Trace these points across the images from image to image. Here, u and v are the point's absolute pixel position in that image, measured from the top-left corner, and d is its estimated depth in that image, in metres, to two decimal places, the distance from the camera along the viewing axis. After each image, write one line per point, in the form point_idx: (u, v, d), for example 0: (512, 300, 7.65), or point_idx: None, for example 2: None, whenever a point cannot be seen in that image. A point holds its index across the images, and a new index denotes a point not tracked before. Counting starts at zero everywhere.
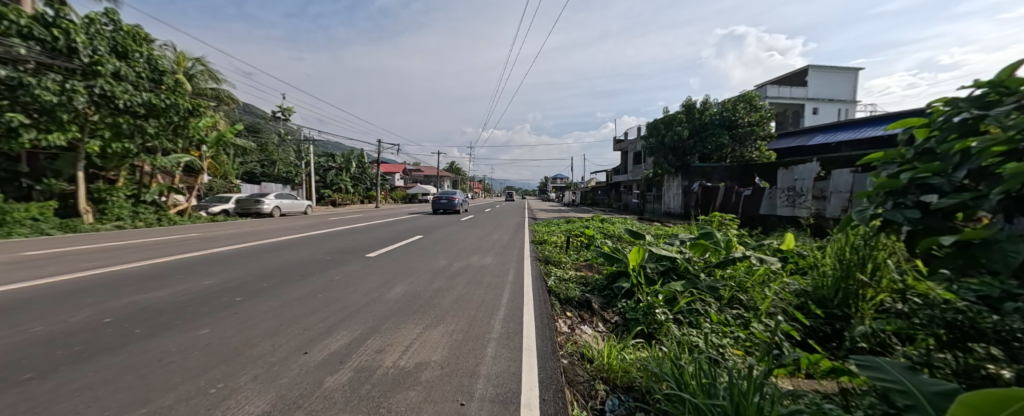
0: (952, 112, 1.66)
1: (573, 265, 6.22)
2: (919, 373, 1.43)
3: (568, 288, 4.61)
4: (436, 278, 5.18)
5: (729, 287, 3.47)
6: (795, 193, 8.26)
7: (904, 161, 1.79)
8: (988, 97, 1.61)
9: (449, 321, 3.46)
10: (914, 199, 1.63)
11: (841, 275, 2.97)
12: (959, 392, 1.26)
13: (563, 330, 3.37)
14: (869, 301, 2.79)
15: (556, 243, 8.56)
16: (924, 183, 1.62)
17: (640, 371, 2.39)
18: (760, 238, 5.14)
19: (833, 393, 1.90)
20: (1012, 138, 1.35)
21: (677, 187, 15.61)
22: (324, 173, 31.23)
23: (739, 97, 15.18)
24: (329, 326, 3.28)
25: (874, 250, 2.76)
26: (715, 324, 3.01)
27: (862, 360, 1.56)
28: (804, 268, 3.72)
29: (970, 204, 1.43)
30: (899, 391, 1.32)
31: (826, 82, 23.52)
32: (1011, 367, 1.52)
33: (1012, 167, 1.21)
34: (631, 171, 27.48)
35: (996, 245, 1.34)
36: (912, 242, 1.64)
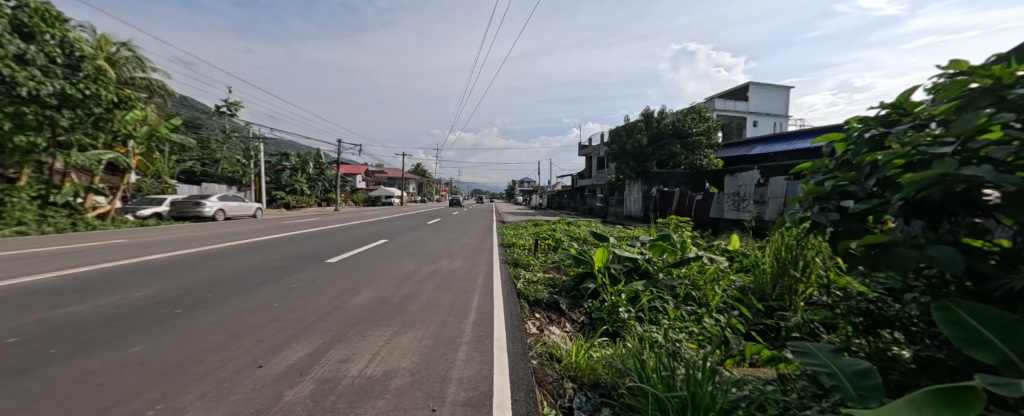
0: (863, 129, 1.93)
1: (541, 268, 6.34)
2: (841, 356, 1.63)
3: (537, 290, 4.71)
4: (403, 283, 5.11)
5: (684, 286, 3.71)
6: (740, 198, 8.90)
7: (828, 170, 2.05)
8: (891, 117, 1.89)
9: (418, 326, 3.43)
10: (836, 203, 1.87)
11: (777, 272, 3.31)
12: (873, 370, 1.47)
13: (532, 331, 3.45)
14: (800, 295, 3.10)
15: (524, 246, 8.68)
16: (843, 190, 1.86)
17: (605, 367, 2.51)
18: (710, 239, 5.53)
19: (773, 379, 2.10)
20: (909, 152, 1.60)
21: (637, 192, 16.32)
22: (278, 175, 29.49)
23: (691, 108, 16.10)
24: (288, 337, 3.15)
25: (805, 249, 3.09)
26: (673, 321, 3.21)
27: (796, 346, 1.76)
28: (748, 266, 4.08)
29: (878, 208, 1.67)
30: (827, 374, 1.51)
31: (766, 97, 25.66)
32: (909, 348, 1.77)
33: (907, 176, 1.43)
34: (594, 175, 28.32)
35: (897, 244, 1.58)
36: (834, 241, 1.87)
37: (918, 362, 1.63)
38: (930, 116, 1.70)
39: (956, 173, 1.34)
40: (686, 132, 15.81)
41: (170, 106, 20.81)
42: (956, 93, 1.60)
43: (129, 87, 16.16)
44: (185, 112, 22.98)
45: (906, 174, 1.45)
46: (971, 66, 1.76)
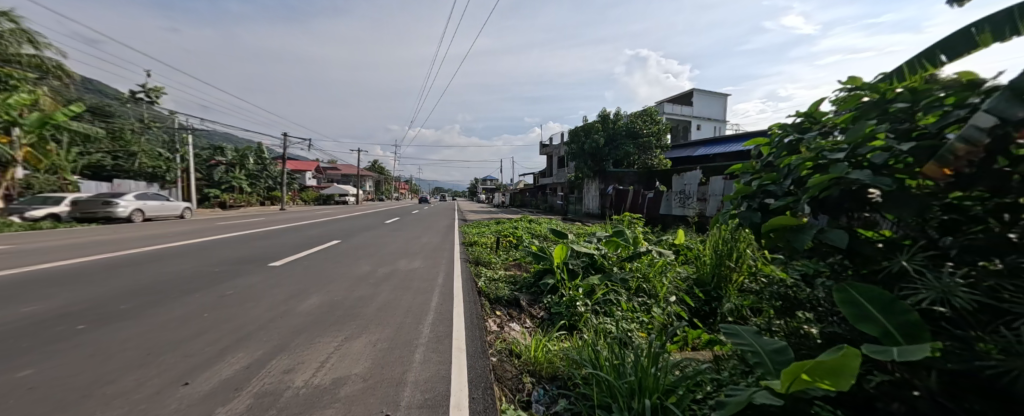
0: (782, 135, 2.19)
1: (502, 265, 6.40)
2: (762, 336, 1.84)
3: (498, 287, 4.75)
4: (357, 286, 4.94)
5: (636, 278, 3.92)
6: (685, 196, 9.50)
7: (755, 171, 2.29)
8: (804, 124, 2.17)
9: (374, 330, 3.34)
10: (759, 201, 2.11)
11: (715, 262, 3.61)
12: (787, 347, 1.67)
13: (492, 328, 3.49)
14: (734, 283, 3.43)
15: (486, 244, 8.70)
16: (765, 189, 2.10)
17: (562, 360, 2.61)
18: (660, 234, 5.89)
19: (710, 360, 2.30)
20: (816, 157, 1.84)
21: (595, 190, 16.91)
22: (216, 171, 27.07)
23: (643, 111, 16.88)
24: (222, 350, 2.92)
25: (738, 241, 3.43)
26: (625, 312, 3.40)
27: (727, 329, 1.95)
28: (691, 258, 4.40)
29: (792, 205, 1.90)
30: (751, 352, 1.70)
31: (709, 102, 27.62)
32: (817, 325, 2.01)
33: (809, 180, 1.67)
34: (554, 174, 28.90)
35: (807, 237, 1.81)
36: (758, 234, 2.10)
37: (824, 339, 1.86)
38: (833, 125, 1.99)
39: (846, 176, 1.59)
40: (638, 134, 16.59)
41: (75, 91, 18.31)
42: (853, 105, 1.90)
43: (18, 68, 14.03)
44: (90, 98, 20.17)
45: (809, 178, 1.69)
46: (863, 82, 2.10)
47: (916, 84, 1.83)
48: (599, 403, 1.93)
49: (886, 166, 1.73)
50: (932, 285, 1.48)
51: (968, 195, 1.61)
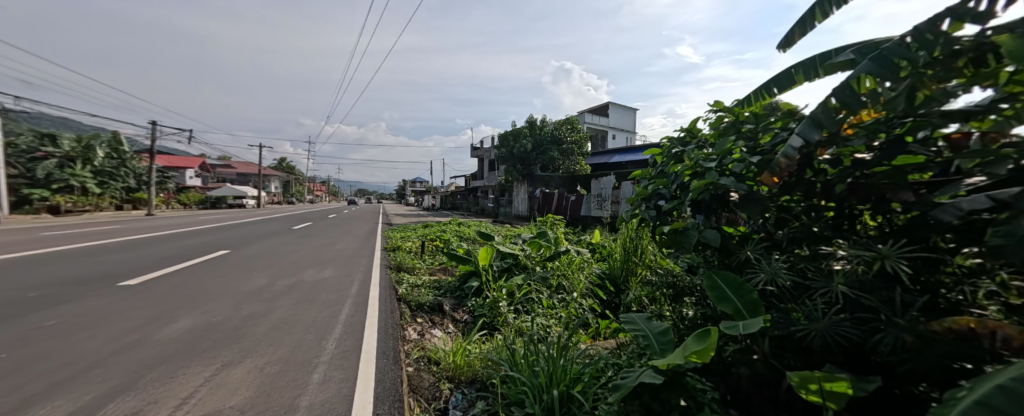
0: (670, 147, 2.67)
1: (427, 271, 6.22)
2: (651, 321, 2.12)
3: (421, 294, 4.63)
4: (247, 303, 4.37)
5: (557, 276, 4.10)
6: (602, 199, 10.19)
7: (651, 177, 2.78)
8: (686, 139, 2.69)
9: (263, 352, 2.99)
10: (654, 203, 2.57)
11: (624, 257, 3.97)
12: (669, 330, 1.95)
13: (412, 337, 3.38)
14: (637, 274, 3.83)
15: (409, 248, 8.39)
16: (658, 193, 2.59)
17: (482, 363, 2.60)
18: (579, 234, 6.25)
19: (615, 348, 2.56)
20: (694, 167, 2.31)
21: (524, 193, 17.36)
22: (54, 167, 21.63)
23: (566, 119, 17.77)
24: (27, 399, 2.26)
25: (641, 238, 3.86)
26: (545, 308, 3.57)
27: (626, 318, 2.18)
28: (604, 255, 4.75)
29: (679, 206, 2.38)
30: (642, 336, 1.94)
31: (625, 114, 30.16)
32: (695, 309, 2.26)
33: (691, 184, 2.12)
34: (485, 177, 29.01)
35: (687, 232, 2.27)
36: (654, 229, 2.56)
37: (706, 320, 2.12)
38: (706, 141, 2.54)
39: (716, 181, 2.05)
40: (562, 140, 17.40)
41: None
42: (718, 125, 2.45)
43: None
44: None
45: (691, 183, 2.15)
46: (723, 105, 2.71)
47: (758, 111, 2.43)
48: (514, 399, 1.99)
49: (741, 175, 2.20)
50: (767, 270, 1.90)
51: (792, 196, 2.15)
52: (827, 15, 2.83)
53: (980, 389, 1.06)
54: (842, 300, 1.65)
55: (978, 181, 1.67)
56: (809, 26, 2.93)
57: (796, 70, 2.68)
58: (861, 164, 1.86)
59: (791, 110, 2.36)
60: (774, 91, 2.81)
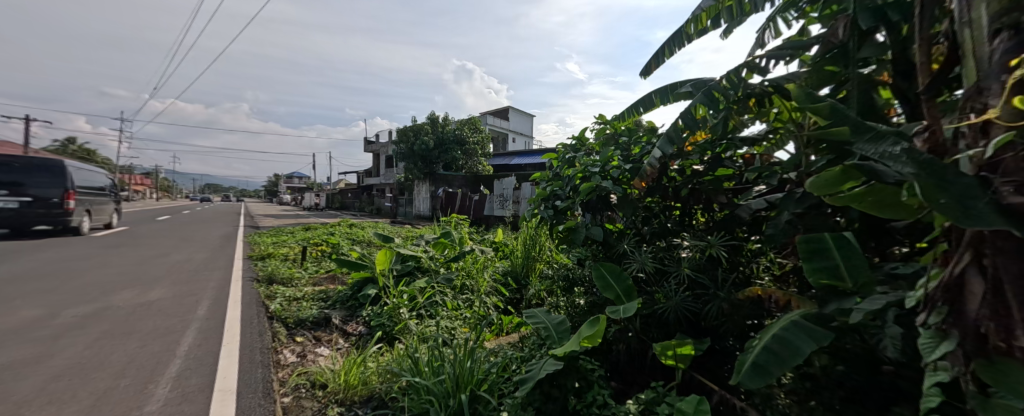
0: (563, 152, 2.94)
1: (310, 281, 5.54)
2: (550, 313, 2.30)
3: (302, 308, 4.14)
4: (30, 344, 3.25)
5: (461, 276, 4.12)
6: (504, 199, 10.54)
7: (549, 179, 3.05)
8: (577, 146, 3.02)
9: (41, 412, 2.21)
10: (552, 204, 2.81)
11: (525, 254, 4.19)
12: (566, 320, 2.14)
13: (288, 361, 2.99)
14: (536, 269, 4.09)
15: (290, 256, 7.38)
16: (554, 194, 2.85)
17: (380, 379, 2.46)
18: (482, 233, 6.36)
19: (517, 342, 2.71)
20: (584, 170, 2.62)
21: (426, 192, 16.79)
22: None
23: (468, 119, 17.82)
24: None
25: (540, 236, 4.14)
26: (449, 310, 3.55)
27: (530, 313, 2.32)
28: (506, 252, 4.94)
29: (572, 206, 2.67)
30: (544, 328, 2.10)
31: (525, 118, 31.68)
32: (585, 297, 2.55)
33: (580, 186, 2.41)
34: (383, 175, 27.26)
35: (578, 229, 2.55)
36: (552, 226, 2.79)
37: (594, 308, 2.42)
38: (592, 148, 2.91)
39: (599, 184, 2.37)
40: (464, 140, 17.38)
41: None
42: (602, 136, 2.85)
43: None
44: None
45: (581, 186, 2.46)
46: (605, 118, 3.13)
47: (630, 126, 2.88)
48: (418, 409, 1.94)
49: (619, 179, 2.52)
50: (637, 258, 2.25)
51: (655, 197, 2.55)
52: (674, 52, 3.40)
53: (765, 337, 1.43)
54: (686, 281, 2.05)
55: (762, 189, 2.31)
56: (660, 60, 3.51)
57: (655, 95, 3.17)
58: (696, 174, 2.37)
59: (653, 129, 2.86)
60: (640, 111, 3.29)
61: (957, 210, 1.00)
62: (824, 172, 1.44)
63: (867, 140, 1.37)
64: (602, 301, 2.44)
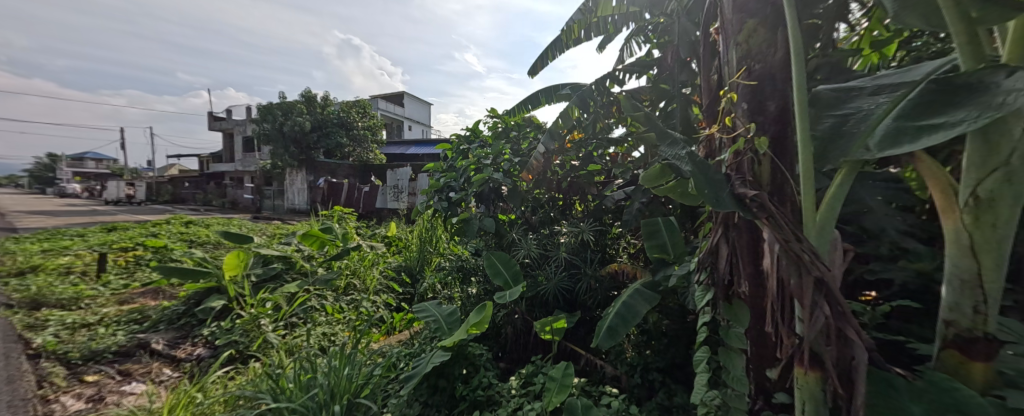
0: (458, 144, 2.97)
1: (114, 300, 4.30)
2: (440, 304, 2.31)
3: (98, 334, 3.20)
4: None
5: (344, 276, 3.82)
6: (399, 190, 9.43)
7: (443, 169, 3.03)
8: (469, 137, 3.05)
9: None
10: (445, 195, 2.84)
11: (419, 249, 4.09)
12: (456, 310, 2.19)
13: (72, 408, 2.27)
14: (431, 263, 3.98)
15: (78, 267, 5.46)
16: (446, 185, 2.85)
17: (221, 405, 2.06)
18: (371, 228, 5.93)
19: (404, 339, 2.67)
20: (477, 163, 2.70)
21: (301, 182, 14.64)
22: None
23: (356, 102, 15.79)
24: None
25: (435, 229, 4.10)
26: (330, 315, 3.28)
27: (419, 308, 2.31)
28: (399, 247, 4.74)
29: (466, 197, 2.72)
30: (433, 319, 2.14)
31: (421, 106, 30.10)
32: (472, 286, 2.68)
33: (472, 177, 2.51)
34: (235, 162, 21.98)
35: (471, 221, 2.63)
36: (445, 218, 2.82)
37: (485, 294, 2.59)
38: (484, 140, 3.00)
39: (490, 176, 2.51)
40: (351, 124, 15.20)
41: None
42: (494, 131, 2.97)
43: None
44: None
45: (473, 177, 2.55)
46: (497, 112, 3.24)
47: (520, 122, 3.04)
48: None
49: (510, 172, 2.66)
50: (525, 246, 2.42)
51: (542, 189, 2.77)
52: (556, 56, 3.68)
53: (615, 304, 1.63)
54: (564, 263, 2.30)
55: (620, 183, 2.55)
56: (544, 62, 3.75)
57: (541, 94, 3.40)
58: (575, 169, 2.67)
59: (539, 126, 3.06)
60: (529, 108, 3.48)
61: (700, 179, 1.04)
62: (655, 167, 1.27)
63: (668, 145, 1.25)
64: (493, 289, 2.58)
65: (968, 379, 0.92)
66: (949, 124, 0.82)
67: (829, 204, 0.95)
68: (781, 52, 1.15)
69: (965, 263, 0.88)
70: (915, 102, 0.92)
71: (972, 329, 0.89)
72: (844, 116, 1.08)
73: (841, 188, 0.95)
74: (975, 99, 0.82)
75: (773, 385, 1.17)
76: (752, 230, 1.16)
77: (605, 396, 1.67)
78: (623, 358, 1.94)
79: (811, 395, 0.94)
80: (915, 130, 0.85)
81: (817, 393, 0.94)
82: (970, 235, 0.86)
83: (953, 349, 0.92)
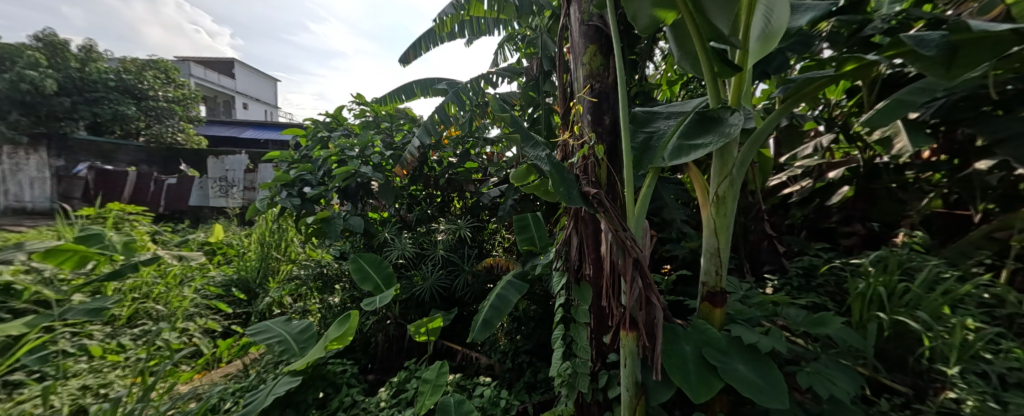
0: (316, 130, 2.76)
1: None
2: (288, 321, 2.12)
3: None
4: None
5: (128, 303, 2.83)
6: (228, 185, 7.01)
7: (292, 160, 2.71)
8: (331, 124, 2.84)
9: None
10: (296, 189, 2.48)
11: (260, 257, 3.45)
12: (309, 326, 2.07)
13: None
14: (279, 274, 3.45)
15: None
16: (301, 178, 2.50)
17: None
18: (183, 233, 4.66)
19: (238, 373, 2.27)
20: (338, 154, 2.46)
21: None
22: None
23: (152, 62, 11.69)
24: None
25: (284, 232, 3.53)
26: (98, 359, 2.35)
27: (256, 328, 2.00)
28: (230, 257, 3.92)
29: (325, 192, 2.45)
30: (279, 340, 1.91)
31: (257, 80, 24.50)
32: (330, 294, 2.46)
33: (334, 171, 2.27)
34: None
35: (330, 219, 2.36)
36: (298, 219, 2.49)
37: (354, 301, 2.38)
38: (350, 128, 2.84)
39: (357, 170, 2.33)
40: (145, 94, 11.15)
41: None
42: (361, 118, 2.81)
43: None
44: None
45: (335, 171, 2.31)
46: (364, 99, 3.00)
47: (392, 113, 2.92)
48: None
49: (380, 165, 2.49)
50: (397, 246, 2.31)
51: (419, 186, 2.72)
52: (429, 48, 3.59)
53: (490, 296, 1.71)
54: (441, 261, 2.28)
55: (496, 181, 2.63)
56: (417, 51, 3.62)
57: (415, 86, 3.27)
58: (453, 165, 2.68)
59: (413, 118, 2.96)
60: (402, 98, 3.31)
61: (556, 178, 1.17)
62: (524, 167, 1.37)
63: (529, 145, 1.34)
64: (360, 296, 2.39)
65: (712, 321, 1.32)
66: (703, 145, 1.14)
67: (644, 199, 1.22)
68: (613, 76, 1.39)
69: (710, 241, 1.27)
70: (687, 127, 1.24)
71: (714, 287, 1.28)
72: (648, 135, 1.40)
73: (650, 188, 1.22)
74: (717, 130, 1.16)
75: (608, 348, 1.45)
76: (591, 221, 1.37)
77: (478, 387, 1.74)
78: (497, 347, 2.07)
79: (630, 351, 1.18)
80: (689, 147, 1.16)
81: (633, 349, 1.19)
82: (714, 221, 1.25)
83: (707, 303, 1.30)
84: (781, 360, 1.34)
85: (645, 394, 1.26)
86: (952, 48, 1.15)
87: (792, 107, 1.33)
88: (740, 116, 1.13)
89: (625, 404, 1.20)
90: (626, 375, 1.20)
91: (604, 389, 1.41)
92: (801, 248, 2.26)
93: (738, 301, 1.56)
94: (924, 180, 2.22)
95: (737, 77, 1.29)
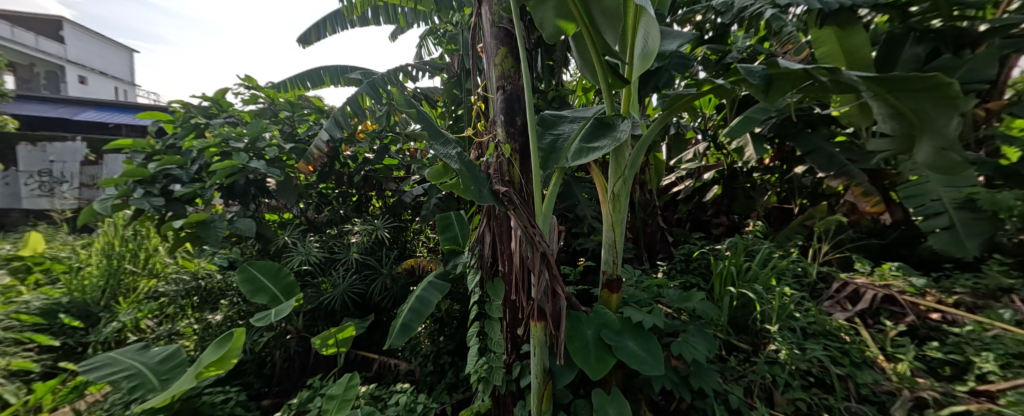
0: (188, 116, 2.33)
1: None
2: (145, 350, 1.77)
3: None
4: None
5: None
6: (54, 182, 5.40)
7: (152, 151, 2.26)
8: (210, 109, 2.44)
9: None
10: (161, 186, 2.06)
11: (107, 271, 2.74)
12: (176, 352, 1.76)
13: None
14: (138, 292, 2.83)
15: None
16: (167, 173, 2.09)
17: None
18: None
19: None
20: (220, 144, 2.09)
21: None
22: None
23: None
24: None
25: (146, 238, 2.96)
26: None
27: (92, 362, 1.60)
28: (58, 274, 3.03)
29: (199, 191, 2.07)
30: (128, 376, 1.56)
31: None
32: (214, 310, 2.13)
33: (214, 165, 1.92)
34: None
35: (209, 223, 2.01)
36: (165, 224, 2.09)
37: (244, 317, 2.09)
38: (238, 117, 2.49)
39: (246, 164, 2.00)
40: None
41: None
42: (251, 104, 2.46)
43: None
44: None
45: (214, 165, 1.94)
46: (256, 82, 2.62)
47: (293, 100, 2.59)
48: None
49: (277, 159, 2.26)
50: (301, 251, 2.08)
51: (330, 184, 2.53)
52: (335, 30, 3.30)
53: (409, 299, 1.64)
54: (354, 265, 2.11)
55: (417, 179, 2.56)
56: (321, 33, 3.28)
57: (323, 73, 2.96)
58: (370, 161, 2.53)
59: (321, 108, 2.68)
60: (307, 85, 2.97)
61: (466, 176, 1.19)
62: (437, 165, 1.35)
63: (440, 143, 1.34)
64: (249, 310, 2.10)
65: (610, 305, 1.48)
66: (598, 149, 1.26)
67: (550, 197, 1.31)
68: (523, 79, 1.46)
69: (608, 235, 1.42)
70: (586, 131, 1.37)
71: (612, 275, 1.44)
72: (555, 137, 1.50)
73: (556, 187, 1.32)
74: (610, 135, 1.30)
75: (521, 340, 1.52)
76: (503, 218, 1.42)
77: (394, 395, 1.67)
78: (418, 350, 2.02)
79: (538, 340, 1.26)
80: (586, 150, 1.28)
81: (542, 337, 1.28)
82: (610, 217, 1.40)
83: (606, 289, 1.46)
84: (662, 333, 1.58)
85: (552, 379, 1.36)
86: (769, 79, 1.43)
87: (670, 117, 1.56)
88: (628, 123, 1.28)
89: (534, 391, 1.29)
90: (536, 363, 1.29)
91: (517, 379, 1.48)
92: (682, 238, 2.67)
93: (632, 285, 1.78)
94: (766, 181, 2.81)
95: (626, 90, 1.46)
